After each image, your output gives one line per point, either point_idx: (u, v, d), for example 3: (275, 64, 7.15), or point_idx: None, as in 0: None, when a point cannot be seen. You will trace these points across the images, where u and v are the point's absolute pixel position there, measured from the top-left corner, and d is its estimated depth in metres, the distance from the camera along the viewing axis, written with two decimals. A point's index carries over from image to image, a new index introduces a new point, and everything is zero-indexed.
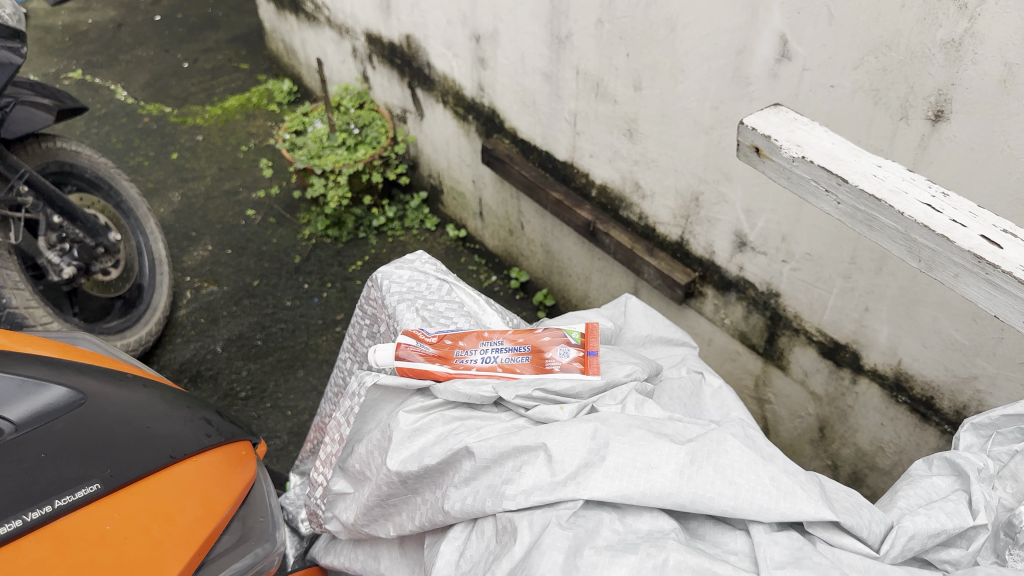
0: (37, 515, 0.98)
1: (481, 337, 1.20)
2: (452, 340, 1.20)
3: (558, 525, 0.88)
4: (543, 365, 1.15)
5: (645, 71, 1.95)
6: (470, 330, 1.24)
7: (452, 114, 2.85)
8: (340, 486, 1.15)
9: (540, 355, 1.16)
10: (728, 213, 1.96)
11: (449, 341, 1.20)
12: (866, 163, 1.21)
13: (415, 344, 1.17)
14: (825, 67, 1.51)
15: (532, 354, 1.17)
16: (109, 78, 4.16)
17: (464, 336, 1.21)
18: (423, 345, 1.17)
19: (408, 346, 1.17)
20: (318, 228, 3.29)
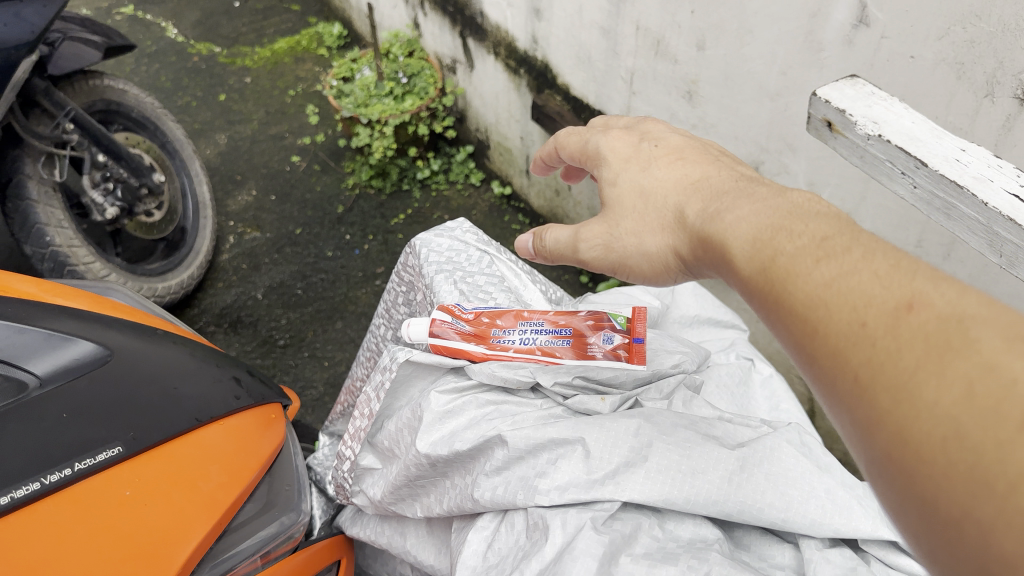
0: (55, 479, 0.95)
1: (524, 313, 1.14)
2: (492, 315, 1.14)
3: (593, 529, 0.81)
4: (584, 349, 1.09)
5: (709, 31, 1.84)
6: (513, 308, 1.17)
7: (503, 67, 2.76)
8: (368, 462, 1.11)
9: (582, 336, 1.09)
10: (790, 185, 1.86)
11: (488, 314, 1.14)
12: (949, 146, 1.12)
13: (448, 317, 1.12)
14: (906, 36, 1.40)
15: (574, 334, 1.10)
16: (161, 14, 4.12)
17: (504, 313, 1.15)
18: (458, 318, 1.12)
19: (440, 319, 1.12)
20: (362, 178, 3.24)
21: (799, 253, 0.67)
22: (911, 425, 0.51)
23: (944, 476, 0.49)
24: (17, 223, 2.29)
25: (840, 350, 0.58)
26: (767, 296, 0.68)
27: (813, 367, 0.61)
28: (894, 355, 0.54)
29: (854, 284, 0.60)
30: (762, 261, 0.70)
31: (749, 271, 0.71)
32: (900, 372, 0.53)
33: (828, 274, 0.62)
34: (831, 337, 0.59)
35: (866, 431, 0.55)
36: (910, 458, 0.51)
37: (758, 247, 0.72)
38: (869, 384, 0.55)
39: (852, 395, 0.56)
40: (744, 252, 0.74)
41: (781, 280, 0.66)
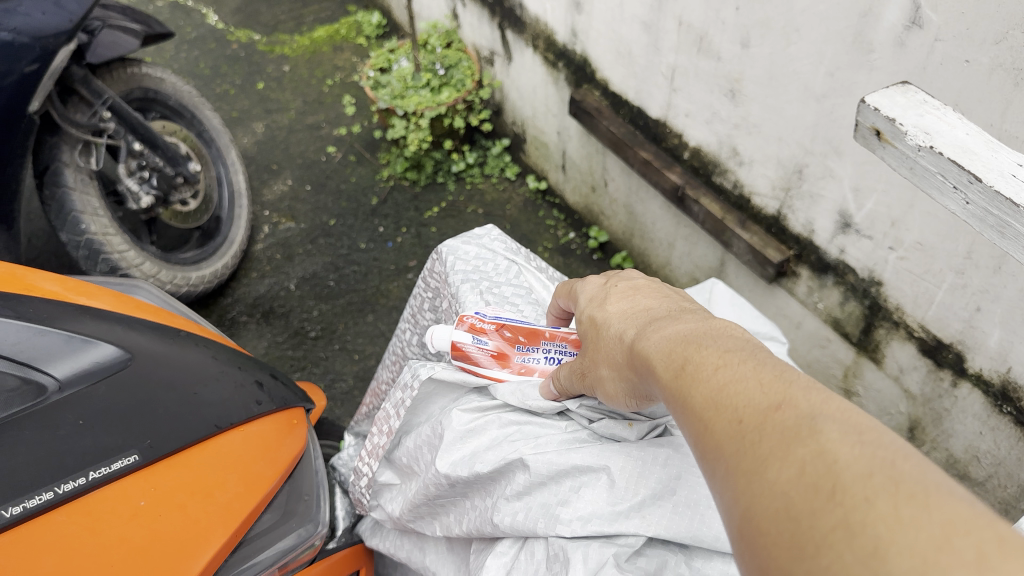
0: (69, 488, 0.93)
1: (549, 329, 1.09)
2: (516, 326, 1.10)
3: (616, 567, 0.78)
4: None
5: (754, 28, 1.78)
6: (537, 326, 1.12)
7: (541, 60, 2.71)
8: (387, 477, 1.09)
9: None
10: (834, 190, 1.79)
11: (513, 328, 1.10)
12: (1005, 161, 1.06)
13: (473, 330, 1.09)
14: (962, 39, 1.33)
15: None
16: (202, 0, 4.13)
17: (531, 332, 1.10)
18: (479, 333, 1.08)
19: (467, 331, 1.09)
20: (397, 170, 3.21)
21: (694, 346, 0.67)
22: (751, 507, 0.51)
23: (770, 556, 0.48)
24: (53, 210, 2.30)
25: (707, 433, 0.58)
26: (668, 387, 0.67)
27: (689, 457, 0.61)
28: (746, 446, 0.54)
29: (731, 377, 0.60)
30: (665, 352, 0.70)
31: (654, 360, 0.71)
32: (757, 462, 0.52)
33: (714, 366, 0.63)
34: (701, 425, 0.59)
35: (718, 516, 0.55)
36: (744, 538, 0.51)
37: (667, 337, 0.72)
38: (722, 470, 0.55)
39: (712, 476, 0.56)
40: (651, 347, 0.73)
41: (674, 371, 0.67)
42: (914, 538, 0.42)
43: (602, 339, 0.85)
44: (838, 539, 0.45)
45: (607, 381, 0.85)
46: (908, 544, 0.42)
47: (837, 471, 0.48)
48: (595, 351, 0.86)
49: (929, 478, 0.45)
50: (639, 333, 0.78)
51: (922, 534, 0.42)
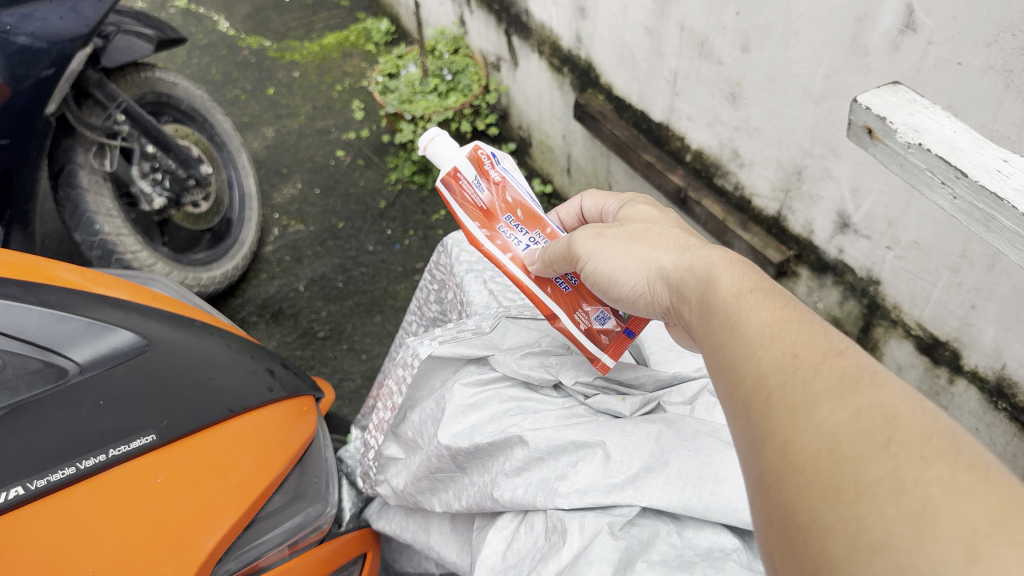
0: (90, 463, 0.96)
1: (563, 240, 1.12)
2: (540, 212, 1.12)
3: (610, 534, 0.82)
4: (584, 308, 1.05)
5: (754, 33, 1.82)
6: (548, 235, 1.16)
7: (546, 65, 2.77)
8: (392, 451, 1.14)
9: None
10: (833, 191, 1.83)
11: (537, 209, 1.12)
12: (991, 157, 1.10)
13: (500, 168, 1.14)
14: (954, 42, 1.37)
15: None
16: (213, 8, 4.21)
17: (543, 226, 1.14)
18: (483, 175, 1.12)
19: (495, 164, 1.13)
20: (405, 173, 3.26)
21: (757, 297, 0.71)
22: (798, 443, 0.55)
23: (809, 486, 0.52)
24: (68, 211, 2.35)
25: (761, 374, 0.63)
26: (719, 332, 0.71)
27: (731, 392, 0.65)
28: (806, 391, 0.58)
29: (797, 332, 0.65)
30: (722, 298, 0.74)
31: (707, 303, 0.76)
32: (809, 405, 0.57)
33: (779, 321, 0.67)
34: (758, 366, 0.63)
35: (757, 446, 0.59)
36: (784, 468, 0.55)
37: (724, 283, 0.76)
38: (772, 407, 0.59)
39: (755, 411, 0.61)
40: (705, 292, 0.78)
41: (733, 314, 0.71)
42: (961, 500, 0.46)
43: (640, 241, 0.92)
44: (882, 487, 0.49)
45: (616, 268, 0.92)
46: (956, 506, 0.46)
47: (893, 426, 0.52)
48: (626, 242, 0.93)
49: (981, 454, 0.49)
50: (688, 274, 0.83)
51: (975, 501, 0.45)
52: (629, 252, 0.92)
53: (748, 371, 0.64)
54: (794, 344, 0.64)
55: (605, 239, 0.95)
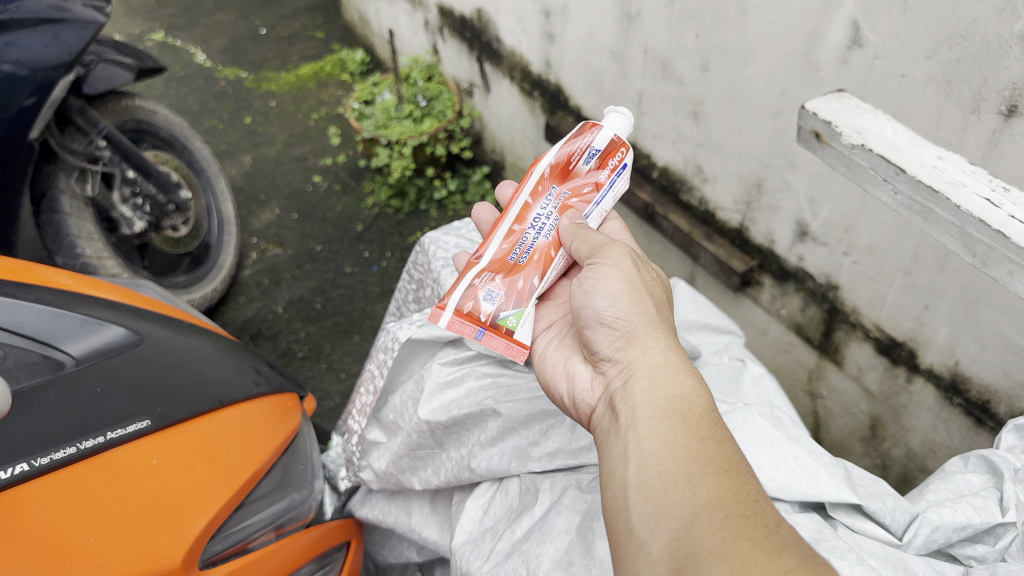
0: (90, 444, 1.03)
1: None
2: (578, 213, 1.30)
3: (578, 490, 1.04)
4: (494, 281, 1.24)
5: (713, 53, 1.91)
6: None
7: (518, 90, 2.86)
8: (375, 435, 1.31)
9: (523, 292, 1.24)
10: (792, 202, 1.90)
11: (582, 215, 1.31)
12: (927, 154, 1.17)
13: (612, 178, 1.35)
14: (897, 56, 1.44)
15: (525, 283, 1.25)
16: (190, 41, 4.29)
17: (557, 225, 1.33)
18: (603, 160, 1.32)
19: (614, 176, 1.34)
20: (382, 198, 3.33)
21: (725, 445, 0.88)
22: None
23: None
24: (49, 235, 2.33)
25: (729, 510, 0.79)
26: (684, 453, 0.86)
27: (685, 505, 0.81)
28: (772, 543, 0.75)
29: (757, 494, 0.82)
30: (693, 422, 0.90)
31: (678, 418, 0.91)
32: (769, 553, 0.73)
33: (736, 475, 0.83)
34: (724, 502, 0.80)
35: (708, 560, 0.74)
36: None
37: (698, 409, 0.92)
38: (737, 539, 0.75)
39: (720, 535, 0.76)
40: (675, 403, 0.94)
41: (697, 445, 0.87)
42: None
43: (652, 300, 1.09)
44: None
45: (624, 290, 1.08)
46: None
47: None
48: (641, 285, 1.10)
49: None
50: (659, 377, 0.99)
51: None
52: (642, 296, 1.08)
53: (711, 500, 0.80)
54: (748, 495, 0.81)
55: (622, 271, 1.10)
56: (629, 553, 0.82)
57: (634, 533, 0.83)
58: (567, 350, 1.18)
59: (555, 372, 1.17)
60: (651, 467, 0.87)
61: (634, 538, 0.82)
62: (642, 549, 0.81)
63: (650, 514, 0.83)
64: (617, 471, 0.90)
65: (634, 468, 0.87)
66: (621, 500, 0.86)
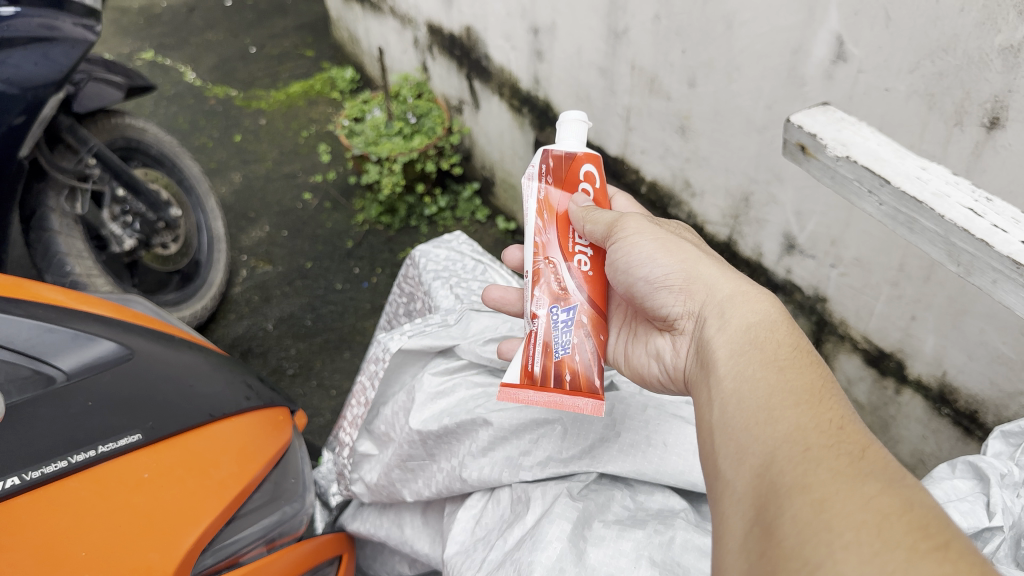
0: (81, 458, 1.03)
1: (563, 259, 1.20)
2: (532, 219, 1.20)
3: (569, 497, 1.04)
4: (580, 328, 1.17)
5: (700, 69, 1.93)
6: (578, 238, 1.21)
7: (507, 106, 2.88)
8: (366, 447, 1.34)
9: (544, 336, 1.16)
10: (779, 215, 1.92)
11: (536, 214, 1.20)
12: (911, 165, 1.18)
13: (562, 161, 1.21)
14: (880, 70, 1.45)
15: (544, 315, 1.17)
16: (180, 59, 4.31)
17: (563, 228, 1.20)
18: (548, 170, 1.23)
19: (557, 157, 1.21)
20: (372, 215, 3.34)
21: (812, 374, 0.84)
22: (841, 506, 0.66)
23: (846, 546, 0.62)
24: (39, 252, 2.31)
25: (815, 441, 0.74)
26: (768, 389, 0.83)
27: (767, 438, 0.77)
28: (855, 469, 0.70)
29: (845, 422, 0.77)
30: (775, 356, 0.87)
31: (759, 354, 0.88)
32: (851, 481, 0.69)
33: (825, 403, 0.80)
34: (806, 434, 0.76)
35: (789, 493, 0.70)
36: (819, 524, 0.65)
37: (781, 341, 0.90)
38: (818, 469, 0.71)
39: (803, 465, 0.72)
40: (756, 335, 0.92)
41: (781, 376, 0.84)
42: None
43: (688, 245, 1.11)
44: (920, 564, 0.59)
45: (660, 247, 1.10)
46: None
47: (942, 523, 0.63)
48: (671, 237, 1.12)
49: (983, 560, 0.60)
50: (736, 314, 0.97)
51: None
52: (678, 245, 1.10)
53: (792, 432, 0.76)
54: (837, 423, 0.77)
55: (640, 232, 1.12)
56: (717, 493, 0.79)
57: (719, 474, 0.80)
58: (646, 333, 1.20)
59: (643, 362, 1.20)
60: (734, 407, 0.84)
61: (720, 479, 0.79)
62: (727, 487, 0.78)
63: (733, 452, 0.80)
64: (704, 420, 0.88)
65: (718, 409, 0.85)
66: (710, 445, 0.84)
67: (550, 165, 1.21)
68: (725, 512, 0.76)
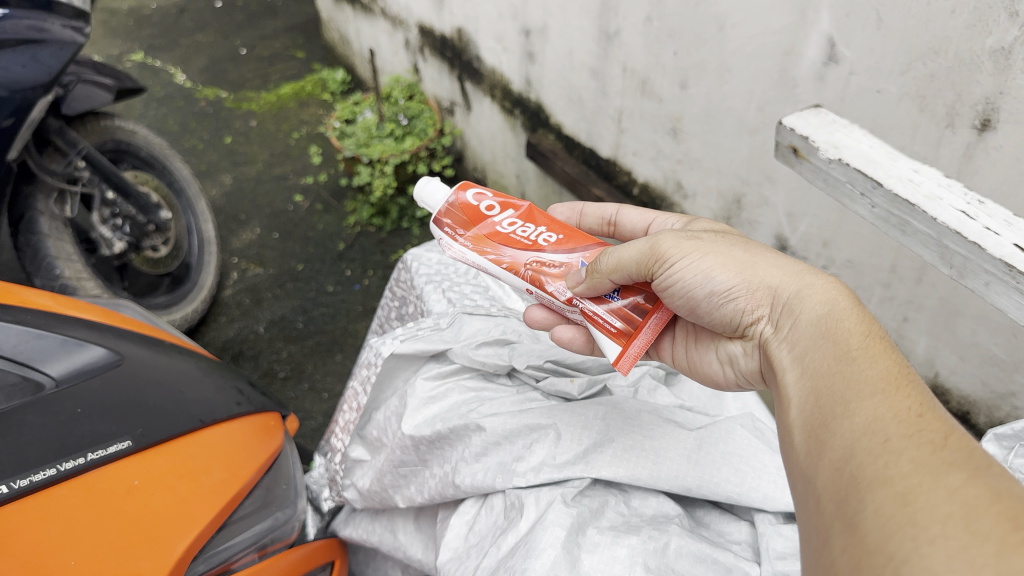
0: (70, 466, 1.02)
1: (527, 246, 1.21)
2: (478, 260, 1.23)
3: (563, 503, 1.03)
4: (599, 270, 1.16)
5: (691, 70, 1.92)
6: (510, 230, 1.23)
7: (499, 108, 2.87)
8: (358, 453, 1.34)
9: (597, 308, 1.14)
10: (770, 216, 1.92)
11: (470, 252, 1.24)
12: (903, 168, 1.17)
13: (457, 212, 1.29)
14: (872, 72, 1.45)
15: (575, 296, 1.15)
16: (169, 61, 4.29)
17: (497, 238, 1.23)
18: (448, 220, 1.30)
19: (452, 213, 1.29)
20: (363, 217, 3.31)
21: (887, 361, 0.81)
22: (926, 499, 0.64)
23: (933, 542, 0.60)
24: (28, 256, 2.30)
25: (895, 429, 0.72)
26: (843, 379, 0.81)
27: (846, 432, 0.75)
28: (939, 460, 0.67)
29: (926, 409, 0.74)
30: (847, 346, 0.85)
31: (832, 347, 0.86)
32: (934, 472, 0.66)
33: (904, 391, 0.76)
34: (884, 424, 0.73)
35: (871, 487, 0.68)
36: (904, 519, 0.63)
37: (853, 331, 0.86)
38: (899, 461, 0.69)
39: (882, 457, 0.70)
40: (828, 329, 0.89)
41: (856, 367, 0.81)
42: None
43: (739, 250, 1.05)
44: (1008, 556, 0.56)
45: (720, 258, 1.04)
46: None
47: None
48: (728, 245, 1.06)
49: None
50: (806, 310, 0.94)
51: None
52: (729, 253, 1.05)
53: (870, 424, 0.74)
54: (917, 410, 0.74)
55: (693, 245, 1.05)
56: (801, 491, 0.78)
57: (803, 471, 0.78)
58: (709, 339, 1.18)
59: (715, 369, 1.18)
60: (814, 404, 0.82)
61: (803, 475, 0.78)
62: (810, 485, 0.77)
63: (814, 449, 0.78)
64: (783, 417, 0.87)
65: (797, 409, 0.84)
66: (791, 444, 0.83)
67: (446, 217, 1.29)
68: (810, 511, 0.75)
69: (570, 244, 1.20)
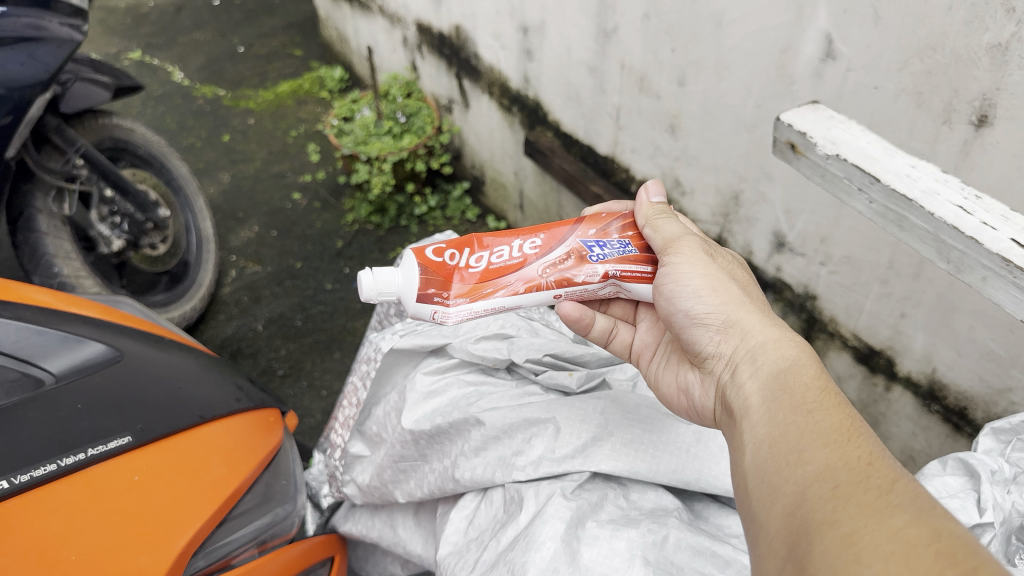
0: (70, 461, 1.03)
1: (534, 261, 1.20)
2: (490, 305, 1.17)
3: (562, 496, 1.04)
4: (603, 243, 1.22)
5: (689, 67, 1.93)
6: (489, 262, 1.19)
7: (497, 106, 2.88)
8: (358, 448, 1.35)
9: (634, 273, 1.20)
10: (768, 213, 1.92)
11: (473, 303, 1.17)
12: (900, 163, 1.18)
13: (439, 283, 1.17)
14: (870, 68, 1.45)
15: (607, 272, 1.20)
16: (167, 59, 4.29)
17: (487, 276, 1.18)
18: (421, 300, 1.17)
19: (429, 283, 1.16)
20: (361, 215, 3.32)
21: (840, 412, 0.82)
22: (872, 540, 0.65)
23: None
24: (26, 254, 2.30)
25: (842, 477, 0.73)
26: (796, 428, 0.82)
27: (798, 480, 0.76)
28: (884, 503, 0.68)
29: (874, 457, 0.75)
30: (802, 396, 0.85)
31: (788, 395, 0.87)
32: (878, 515, 0.67)
33: (855, 441, 0.77)
34: (836, 471, 0.74)
35: (820, 530, 0.69)
36: (849, 558, 0.65)
37: (810, 383, 0.87)
38: (846, 505, 0.70)
39: (831, 504, 0.71)
40: (785, 381, 0.90)
41: (809, 417, 0.82)
42: None
43: (736, 284, 1.08)
44: None
45: (709, 284, 1.07)
46: None
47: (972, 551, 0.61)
48: (723, 274, 1.09)
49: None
50: (766, 359, 0.95)
51: None
52: (727, 284, 1.07)
53: (822, 472, 0.75)
54: (864, 459, 0.75)
55: (696, 264, 1.10)
56: (751, 535, 0.79)
57: (756, 517, 0.79)
58: (674, 361, 1.19)
59: (670, 387, 1.18)
60: (766, 451, 0.83)
61: (755, 522, 0.79)
62: (762, 530, 0.77)
63: (766, 495, 0.79)
64: (736, 462, 0.87)
65: (750, 455, 0.84)
66: (744, 490, 0.83)
67: (427, 292, 1.16)
68: (761, 556, 0.75)
69: (554, 236, 1.22)
